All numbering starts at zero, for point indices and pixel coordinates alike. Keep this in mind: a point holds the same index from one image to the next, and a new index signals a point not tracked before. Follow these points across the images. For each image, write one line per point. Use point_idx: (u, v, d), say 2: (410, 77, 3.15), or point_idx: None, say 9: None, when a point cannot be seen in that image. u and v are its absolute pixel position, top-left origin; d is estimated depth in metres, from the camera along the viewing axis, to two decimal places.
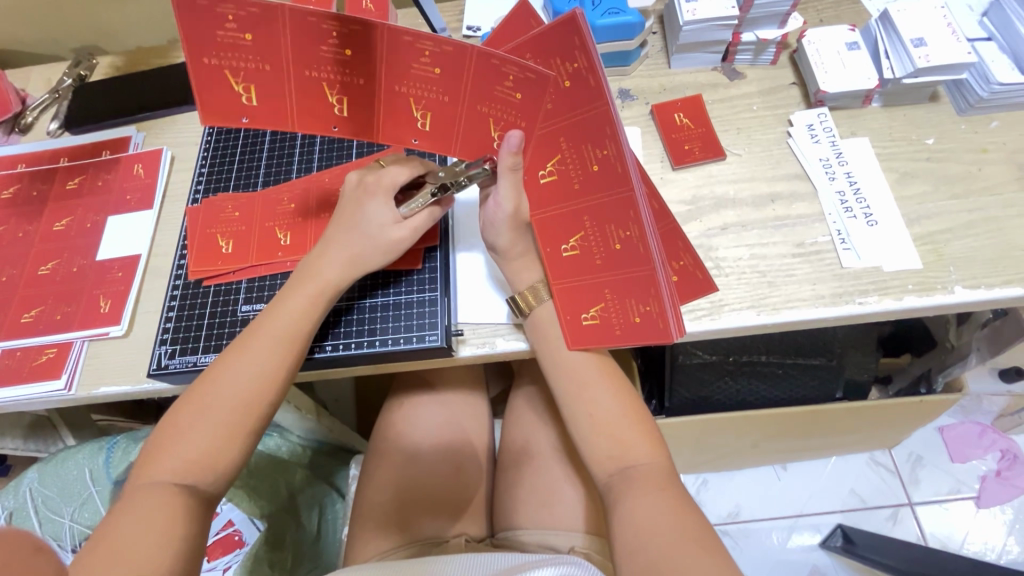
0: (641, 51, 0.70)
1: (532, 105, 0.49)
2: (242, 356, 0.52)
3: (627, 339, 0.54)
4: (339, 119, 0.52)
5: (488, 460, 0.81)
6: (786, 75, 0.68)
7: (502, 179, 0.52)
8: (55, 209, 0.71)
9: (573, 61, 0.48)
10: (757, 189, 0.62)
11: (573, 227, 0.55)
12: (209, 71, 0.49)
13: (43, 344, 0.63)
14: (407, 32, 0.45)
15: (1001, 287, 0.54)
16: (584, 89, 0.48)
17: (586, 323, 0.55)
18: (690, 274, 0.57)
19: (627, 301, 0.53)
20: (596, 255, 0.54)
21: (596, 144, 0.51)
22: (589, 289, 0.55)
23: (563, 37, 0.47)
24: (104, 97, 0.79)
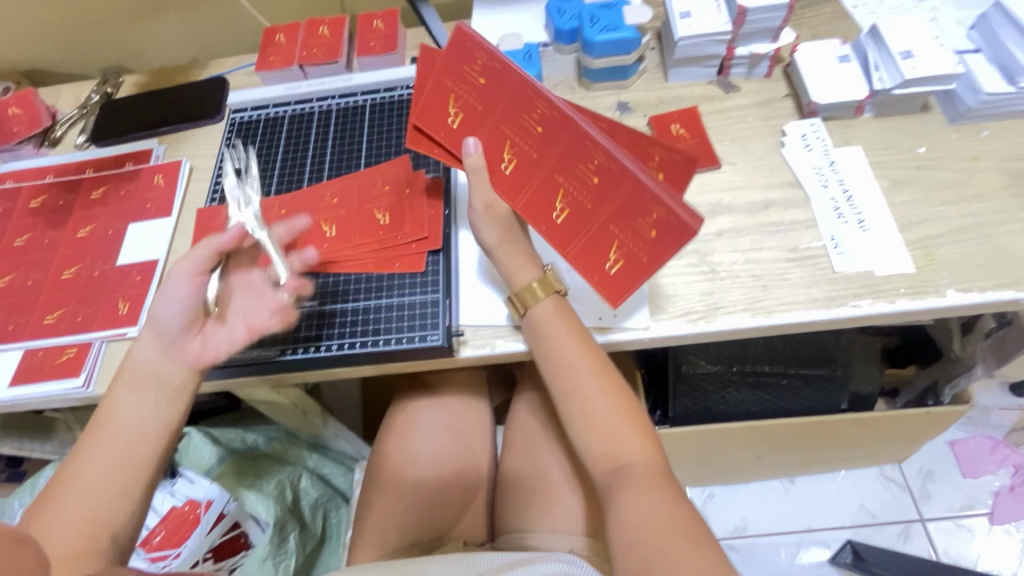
0: (639, 65, 0.73)
1: (473, 114, 0.57)
2: (149, 346, 0.53)
3: (655, 256, 0.53)
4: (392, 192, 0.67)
5: (490, 465, 0.82)
6: (780, 88, 0.71)
7: (473, 181, 0.57)
8: (79, 217, 0.75)
9: (476, 60, 0.56)
10: (751, 196, 0.64)
11: (553, 190, 0.56)
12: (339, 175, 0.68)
13: (64, 345, 0.66)
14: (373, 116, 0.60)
15: (994, 290, 0.55)
16: (495, 75, 0.55)
17: (612, 269, 0.55)
18: (664, 223, 0.51)
19: (634, 222, 0.53)
20: (585, 205, 0.55)
21: (533, 105, 0.54)
22: (600, 240, 0.56)
23: (462, 45, 0.56)
24: (129, 112, 0.84)
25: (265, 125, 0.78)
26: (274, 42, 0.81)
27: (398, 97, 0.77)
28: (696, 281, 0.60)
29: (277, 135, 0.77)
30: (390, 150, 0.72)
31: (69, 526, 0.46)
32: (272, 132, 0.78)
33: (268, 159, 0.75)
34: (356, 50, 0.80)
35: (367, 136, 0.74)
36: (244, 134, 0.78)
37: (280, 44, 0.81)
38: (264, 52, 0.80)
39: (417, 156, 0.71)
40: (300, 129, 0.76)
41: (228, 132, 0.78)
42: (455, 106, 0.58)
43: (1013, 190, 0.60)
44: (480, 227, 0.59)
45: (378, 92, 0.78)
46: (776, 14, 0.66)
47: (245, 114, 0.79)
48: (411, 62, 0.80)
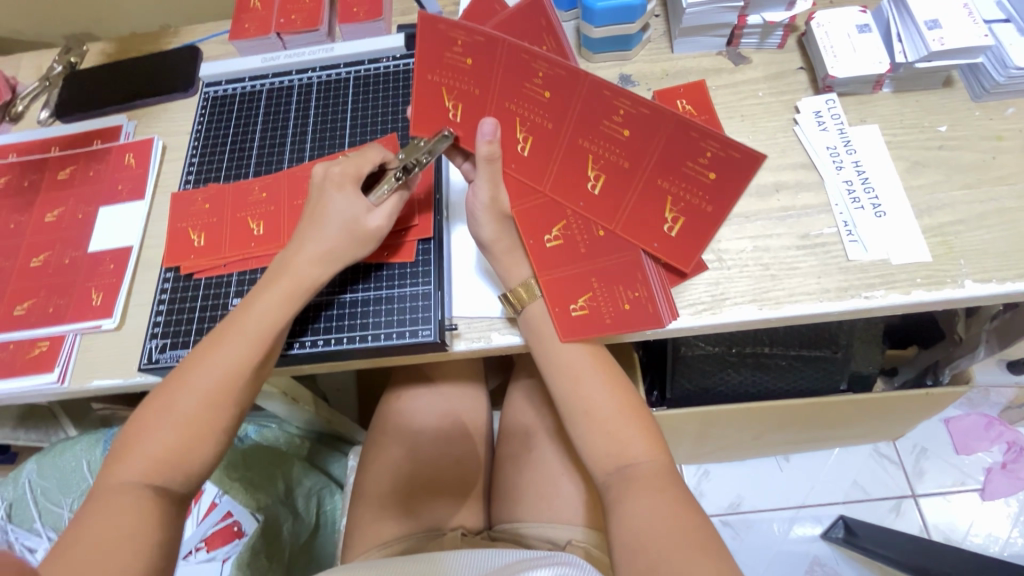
0: (643, 34, 0.67)
1: (561, 107, 0.52)
2: (222, 347, 0.52)
3: (618, 328, 0.53)
4: (449, 123, 0.56)
5: (485, 454, 0.80)
6: (794, 60, 0.66)
7: (479, 170, 0.52)
8: (46, 200, 0.70)
9: (542, 43, 0.53)
10: (761, 178, 0.60)
11: (559, 217, 0.56)
12: (428, 85, 0.54)
13: (36, 338, 0.62)
14: (442, 20, 0.49)
15: (1013, 280, 0.53)
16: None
17: (575, 314, 0.54)
18: (641, 305, 0.53)
19: (615, 287, 0.54)
20: (579, 243, 0.56)
21: (607, 114, 0.50)
22: (578, 278, 0.55)
23: (530, 19, 0.52)
24: (94, 85, 0.78)
25: (242, 100, 0.73)
26: (248, 7, 0.75)
27: (383, 70, 0.71)
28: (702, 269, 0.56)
29: (255, 111, 0.72)
30: (376, 129, 0.67)
31: (155, 453, 0.49)
32: (250, 108, 0.72)
33: (245, 138, 0.70)
34: (338, 16, 0.74)
35: (351, 114, 0.69)
36: (219, 110, 0.73)
37: (256, 10, 0.74)
38: (239, 19, 0.74)
39: (404, 136, 0.67)
40: (280, 105, 0.71)
41: (201, 109, 0.73)
42: (450, 98, 0.55)
43: None
44: (476, 222, 0.55)
45: (362, 64, 0.72)
46: None
47: (219, 89, 0.74)
48: (398, 31, 0.74)
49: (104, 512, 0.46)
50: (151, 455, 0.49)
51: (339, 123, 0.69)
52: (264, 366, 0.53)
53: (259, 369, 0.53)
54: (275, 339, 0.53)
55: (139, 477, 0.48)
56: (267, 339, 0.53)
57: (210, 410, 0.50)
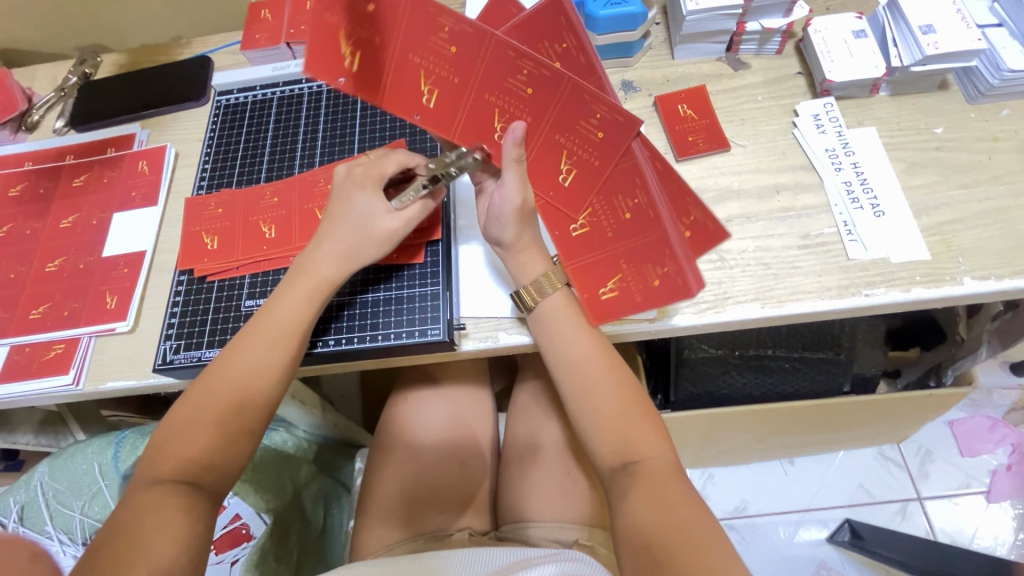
0: (644, 42, 0.69)
1: (542, 101, 0.51)
2: (252, 346, 0.53)
3: (649, 304, 0.54)
4: (423, 109, 0.53)
5: (492, 455, 0.81)
6: (792, 65, 0.68)
7: (507, 171, 0.52)
8: (61, 207, 0.72)
9: (560, 41, 0.53)
10: (761, 180, 0.61)
11: (580, 203, 0.55)
12: (406, 67, 0.51)
13: (51, 341, 0.63)
14: (432, 4, 0.47)
15: (1010, 278, 0.54)
16: (575, 66, 0.53)
17: (606, 297, 0.55)
18: (672, 280, 0.53)
19: (644, 265, 0.54)
20: (606, 227, 0.54)
21: (584, 113, 0.51)
22: (606, 263, 0.55)
23: (552, 18, 0.52)
24: (108, 95, 0.80)
25: (253, 108, 0.75)
26: (259, 18, 0.77)
27: None
28: (706, 269, 0.57)
29: (266, 118, 0.74)
30: (384, 134, 0.69)
31: (181, 458, 0.50)
32: (261, 115, 0.74)
33: (256, 145, 0.71)
34: None
35: (360, 123, 0.71)
36: (231, 118, 0.74)
37: (266, 21, 0.76)
38: (249, 29, 0.76)
39: (412, 140, 0.68)
40: (291, 112, 0.73)
41: (214, 117, 0.75)
42: (427, 83, 0.52)
43: None
44: (500, 225, 0.55)
45: None
46: None
47: (231, 97, 0.76)
48: None
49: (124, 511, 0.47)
50: (181, 450, 0.50)
51: (348, 129, 0.71)
52: (290, 368, 0.54)
53: (286, 369, 0.54)
54: (298, 340, 0.55)
55: (169, 478, 0.49)
56: (292, 340, 0.54)
57: (240, 410, 0.52)
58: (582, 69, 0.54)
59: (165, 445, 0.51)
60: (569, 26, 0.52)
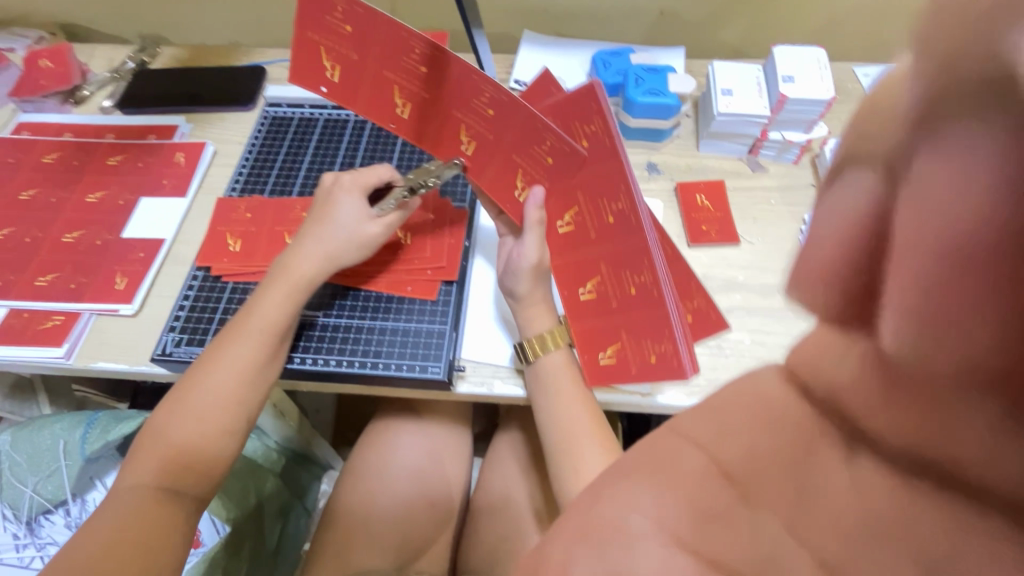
0: (674, 131, 0.74)
1: (562, 172, 0.55)
2: (232, 344, 0.54)
3: (646, 378, 0.54)
4: (463, 155, 0.59)
5: (462, 498, 0.80)
6: (805, 176, 0.72)
7: (528, 232, 0.58)
8: (91, 182, 0.73)
9: (590, 124, 0.54)
10: (765, 278, 0.65)
11: (590, 270, 0.57)
12: (448, 120, 0.57)
13: (51, 311, 0.63)
14: (476, 74, 0.51)
15: None
16: (600, 148, 0.53)
17: (603, 363, 0.56)
18: (666, 363, 0.52)
19: (642, 341, 0.53)
20: (611, 299, 0.55)
21: (609, 198, 0.54)
22: (606, 330, 0.56)
23: (585, 102, 0.54)
24: (162, 84, 0.83)
25: (299, 123, 0.78)
26: None
27: None
28: (702, 354, 0.60)
29: (309, 135, 0.77)
30: (419, 170, 0.72)
31: (161, 459, 0.51)
32: (304, 132, 0.77)
33: (294, 159, 0.74)
34: None
35: (397, 156, 0.74)
36: (276, 129, 0.78)
37: None
38: None
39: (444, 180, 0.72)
40: (333, 134, 0.76)
41: (260, 126, 0.78)
42: (467, 135, 0.58)
43: None
44: (514, 278, 0.58)
45: None
46: (815, 109, 0.68)
47: (279, 110, 0.79)
48: None
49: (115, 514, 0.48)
50: (164, 453, 0.51)
51: (386, 159, 0.74)
52: (270, 365, 0.55)
53: (267, 368, 0.55)
54: (278, 339, 0.56)
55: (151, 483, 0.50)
56: (273, 338, 0.55)
57: (221, 412, 0.52)
58: (605, 151, 0.53)
59: (149, 446, 0.51)
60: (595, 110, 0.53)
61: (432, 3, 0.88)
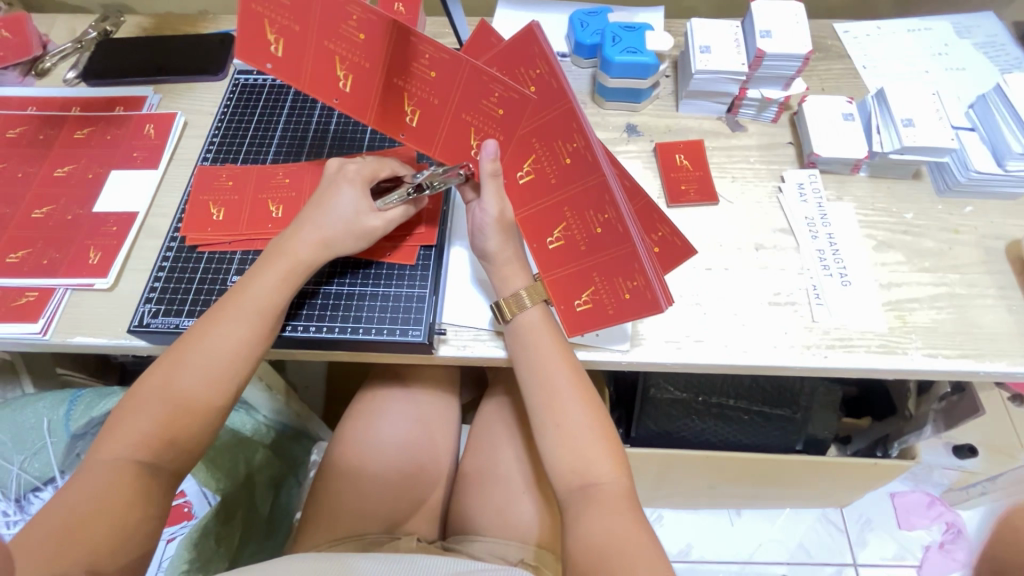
0: (653, 91, 0.74)
1: (513, 122, 0.54)
2: (224, 323, 0.53)
3: (622, 317, 0.55)
4: (409, 129, 0.58)
5: (450, 464, 0.81)
6: (783, 134, 0.72)
7: (485, 187, 0.56)
8: (58, 156, 0.71)
9: (535, 67, 0.54)
10: (743, 236, 0.65)
11: (556, 218, 0.57)
12: (391, 89, 0.56)
13: (24, 287, 0.62)
14: (414, 35, 0.51)
15: (956, 359, 0.58)
16: (548, 91, 0.53)
17: (580, 308, 0.57)
18: (641, 294, 0.53)
19: (614, 278, 0.55)
20: (580, 241, 0.56)
21: (564, 137, 0.53)
22: (581, 275, 0.57)
23: (527, 47, 0.54)
24: (128, 54, 0.80)
25: (271, 91, 0.76)
26: None
27: None
28: (680, 311, 0.61)
29: (281, 104, 0.75)
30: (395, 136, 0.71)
31: (141, 431, 0.50)
32: (277, 100, 0.76)
33: (267, 127, 0.73)
34: None
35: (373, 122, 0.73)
36: (247, 98, 0.76)
37: None
38: None
39: None
40: (306, 102, 0.75)
41: (230, 95, 0.76)
42: (410, 105, 0.57)
43: (986, 267, 0.63)
44: (483, 235, 0.57)
45: None
46: (792, 64, 0.68)
47: (250, 78, 0.77)
48: None
49: (89, 484, 0.47)
50: (146, 425, 0.50)
51: (361, 126, 0.73)
52: (262, 346, 0.55)
53: (259, 347, 0.54)
54: (273, 321, 0.55)
55: (129, 455, 0.49)
56: (268, 321, 0.55)
57: (209, 386, 0.52)
58: (554, 92, 0.53)
59: (129, 418, 0.50)
60: (539, 54, 0.53)
61: None
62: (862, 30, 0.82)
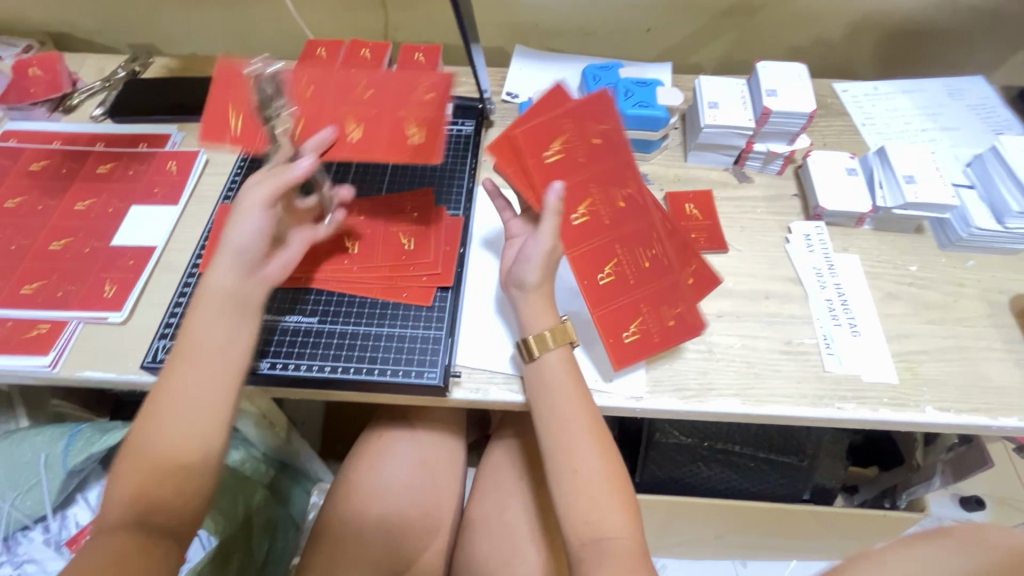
0: (662, 142, 0.76)
1: (574, 166, 0.60)
2: (197, 321, 0.50)
3: (666, 344, 0.60)
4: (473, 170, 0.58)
5: (455, 510, 0.79)
6: (789, 186, 0.75)
7: (547, 223, 0.56)
8: (79, 190, 0.73)
9: (603, 125, 0.62)
10: (753, 285, 0.66)
11: (607, 255, 0.60)
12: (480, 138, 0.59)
13: (36, 319, 0.62)
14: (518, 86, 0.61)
15: (968, 413, 0.58)
16: (613, 145, 0.61)
17: (629, 340, 0.59)
18: (684, 319, 0.60)
19: (660, 308, 0.60)
20: (629, 275, 0.60)
21: (619, 184, 0.61)
22: (629, 307, 0.60)
23: (599, 108, 0.62)
24: (154, 93, 0.83)
25: None
26: (314, 55, 0.83)
27: None
28: (693, 358, 0.61)
29: None
30: (415, 180, 0.73)
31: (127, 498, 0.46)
32: None
33: None
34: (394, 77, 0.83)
35: (392, 165, 0.75)
36: None
37: (320, 58, 0.83)
38: (304, 63, 0.82)
39: (439, 190, 0.73)
40: None
41: (253, 135, 0.78)
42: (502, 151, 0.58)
43: (991, 320, 0.64)
44: (523, 267, 0.58)
45: None
46: (797, 120, 0.70)
47: None
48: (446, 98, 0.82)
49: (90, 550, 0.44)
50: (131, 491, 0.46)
51: (381, 169, 0.75)
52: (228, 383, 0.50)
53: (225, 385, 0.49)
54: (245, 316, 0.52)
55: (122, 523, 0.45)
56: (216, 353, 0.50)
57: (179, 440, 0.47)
58: (615, 149, 0.62)
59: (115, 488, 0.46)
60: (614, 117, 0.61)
61: (427, 18, 0.90)
62: (859, 90, 0.86)
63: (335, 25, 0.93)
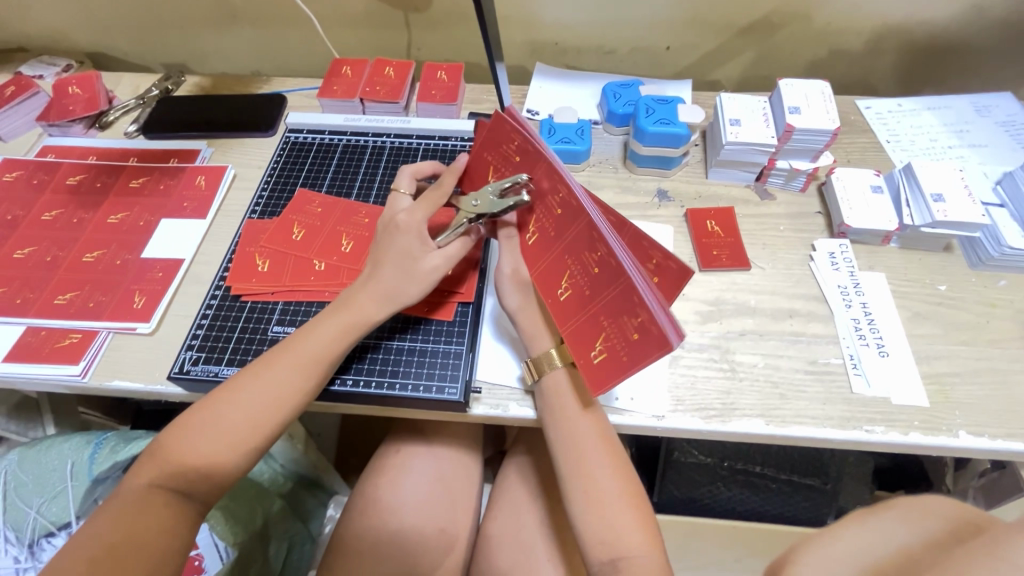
0: (683, 158, 0.76)
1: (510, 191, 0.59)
2: (314, 334, 0.56)
3: (636, 363, 0.49)
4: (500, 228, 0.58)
5: (471, 528, 0.78)
6: (812, 204, 0.74)
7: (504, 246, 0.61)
8: (112, 203, 0.75)
9: (513, 140, 0.58)
10: (776, 303, 0.65)
11: (560, 270, 0.55)
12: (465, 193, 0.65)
13: (69, 329, 0.64)
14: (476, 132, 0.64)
15: (1003, 438, 0.56)
16: (528, 156, 0.56)
17: (597, 360, 0.52)
18: (646, 330, 0.48)
19: (621, 321, 0.50)
20: (583, 288, 0.53)
21: (551, 191, 0.55)
22: (590, 325, 0.53)
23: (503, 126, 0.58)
24: (185, 110, 0.86)
25: (317, 148, 0.80)
26: (341, 74, 0.85)
27: (451, 147, 0.79)
28: (715, 377, 0.60)
29: (328, 160, 0.79)
30: None
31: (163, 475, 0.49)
32: (323, 157, 0.79)
33: (313, 183, 0.76)
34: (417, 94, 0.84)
35: None
36: (296, 154, 0.80)
37: (346, 76, 0.85)
38: (330, 81, 0.84)
39: None
40: (352, 159, 0.78)
41: (280, 151, 0.80)
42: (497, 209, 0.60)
43: None
44: (504, 293, 0.61)
45: (432, 139, 0.80)
46: (821, 137, 0.70)
47: (299, 136, 0.82)
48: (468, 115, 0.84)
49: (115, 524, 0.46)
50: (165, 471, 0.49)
51: None
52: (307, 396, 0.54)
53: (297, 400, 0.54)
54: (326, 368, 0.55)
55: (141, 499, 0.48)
56: (310, 367, 0.54)
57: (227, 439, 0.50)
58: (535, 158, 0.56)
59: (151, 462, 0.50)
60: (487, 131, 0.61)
61: (450, 37, 0.92)
62: (883, 106, 0.85)
63: (360, 44, 0.95)
